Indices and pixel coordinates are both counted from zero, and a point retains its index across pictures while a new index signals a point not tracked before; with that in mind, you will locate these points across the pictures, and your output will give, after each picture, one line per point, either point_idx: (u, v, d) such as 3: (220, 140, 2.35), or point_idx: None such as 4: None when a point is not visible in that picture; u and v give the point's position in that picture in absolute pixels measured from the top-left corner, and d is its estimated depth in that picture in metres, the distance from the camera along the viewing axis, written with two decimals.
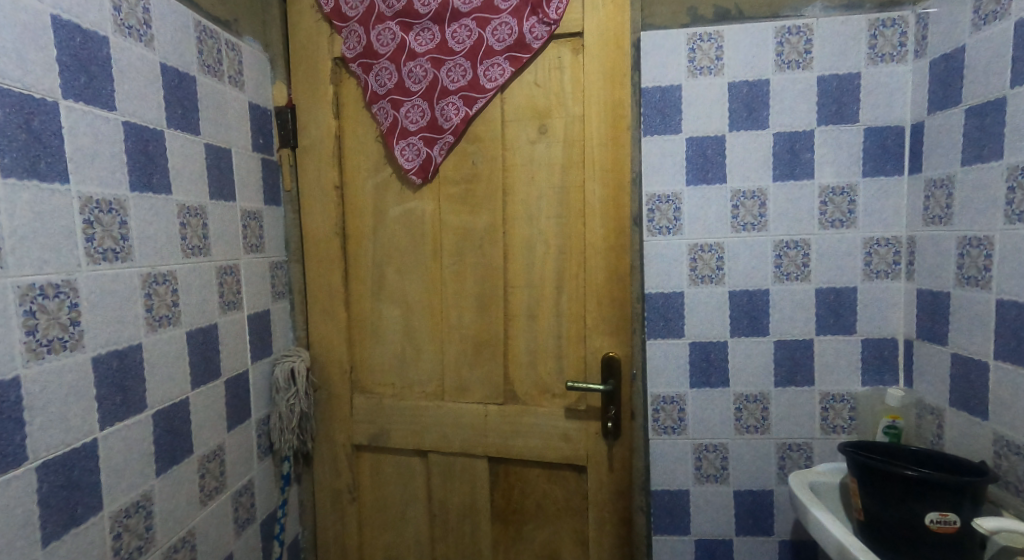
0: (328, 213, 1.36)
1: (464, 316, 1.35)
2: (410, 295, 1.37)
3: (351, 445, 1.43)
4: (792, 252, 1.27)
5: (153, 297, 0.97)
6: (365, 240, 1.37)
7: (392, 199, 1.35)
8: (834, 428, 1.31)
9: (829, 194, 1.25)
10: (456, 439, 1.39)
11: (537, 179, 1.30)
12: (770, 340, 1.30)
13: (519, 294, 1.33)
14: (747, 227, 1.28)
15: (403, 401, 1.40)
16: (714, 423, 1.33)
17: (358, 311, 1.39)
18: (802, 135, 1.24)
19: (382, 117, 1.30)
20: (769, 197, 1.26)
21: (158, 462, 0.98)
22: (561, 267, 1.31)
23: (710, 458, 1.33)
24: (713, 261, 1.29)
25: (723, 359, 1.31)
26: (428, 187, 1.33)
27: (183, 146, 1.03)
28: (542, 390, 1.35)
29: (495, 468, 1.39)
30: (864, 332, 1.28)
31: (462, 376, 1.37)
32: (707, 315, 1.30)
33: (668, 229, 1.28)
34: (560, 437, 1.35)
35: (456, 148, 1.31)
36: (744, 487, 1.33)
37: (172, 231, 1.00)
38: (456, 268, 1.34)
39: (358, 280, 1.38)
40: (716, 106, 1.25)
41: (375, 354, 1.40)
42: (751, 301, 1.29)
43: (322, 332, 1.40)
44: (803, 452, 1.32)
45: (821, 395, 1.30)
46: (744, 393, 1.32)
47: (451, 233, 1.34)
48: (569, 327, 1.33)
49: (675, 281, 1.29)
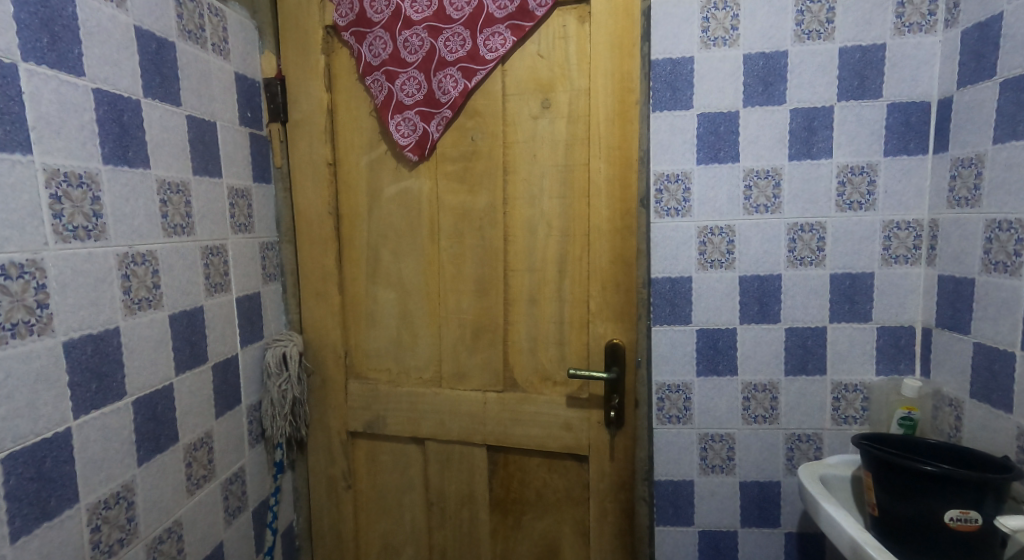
0: (321, 192, 1.30)
1: (462, 300, 1.30)
2: (406, 278, 1.31)
3: (346, 431, 1.39)
4: (806, 235, 1.23)
5: (131, 278, 0.91)
6: (360, 221, 1.31)
7: (387, 177, 1.29)
8: (846, 418, 1.27)
9: (847, 174, 1.20)
10: (453, 427, 1.34)
11: (539, 157, 1.23)
12: (782, 327, 1.26)
13: (520, 279, 1.27)
14: (761, 208, 1.22)
15: (399, 387, 1.35)
16: (720, 412, 1.29)
17: (353, 294, 1.34)
18: (820, 111, 1.18)
19: (376, 90, 1.24)
20: (784, 176, 1.21)
21: (139, 452, 0.93)
22: (563, 250, 1.25)
23: (716, 448, 1.30)
24: (723, 244, 1.24)
25: (731, 347, 1.27)
26: (425, 165, 1.27)
27: (162, 117, 0.97)
28: (542, 378, 1.30)
29: (495, 457, 1.35)
30: (880, 320, 1.23)
31: (460, 363, 1.32)
32: (716, 302, 1.26)
33: (677, 210, 1.23)
34: (562, 426, 1.30)
35: (454, 123, 1.24)
36: (750, 478, 1.30)
37: (151, 208, 0.95)
38: (454, 250, 1.29)
39: (352, 261, 1.33)
40: (730, 80, 1.19)
41: (370, 339, 1.35)
42: (762, 286, 1.25)
43: (315, 316, 1.35)
44: (812, 443, 1.28)
45: (833, 385, 1.26)
46: (753, 381, 1.28)
47: (449, 214, 1.28)
48: (572, 313, 1.27)
49: (683, 265, 1.24)
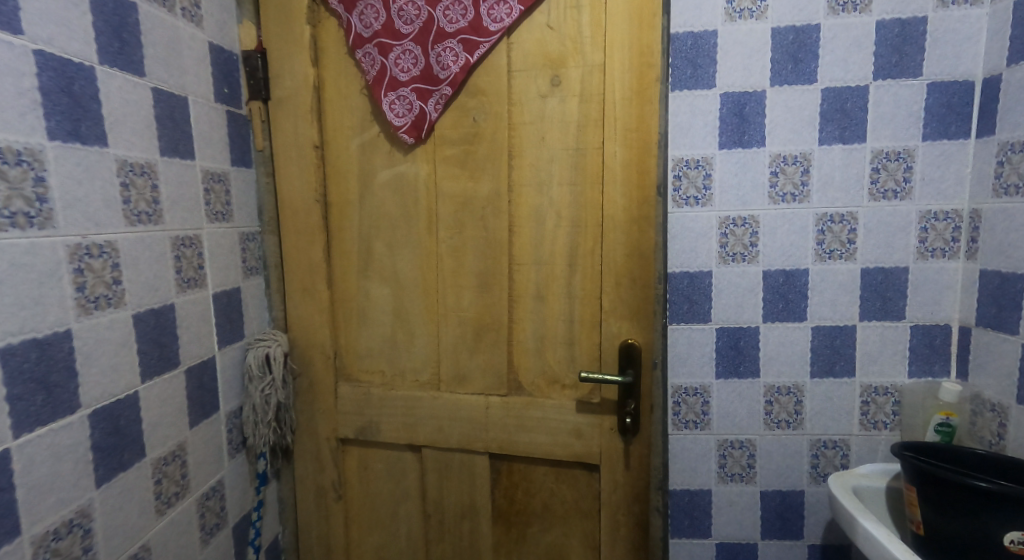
0: (308, 178, 1.19)
1: (463, 297, 1.19)
2: (402, 272, 1.21)
3: (336, 438, 1.28)
4: (836, 227, 1.13)
5: (85, 273, 0.80)
6: (351, 209, 1.20)
7: (380, 162, 1.17)
8: (875, 424, 1.19)
9: (882, 159, 1.10)
10: (453, 433, 1.23)
11: (548, 139, 1.12)
12: (808, 325, 1.18)
13: (526, 273, 1.17)
14: (787, 197, 1.13)
15: (394, 391, 1.24)
16: (741, 417, 1.21)
17: (343, 289, 1.23)
18: (853, 91, 1.09)
19: (368, 65, 1.12)
20: (813, 162, 1.12)
21: (98, 471, 0.82)
22: (573, 242, 1.14)
23: (736, 456, 1.22)
24: (746, 236, 1.15)
25: (753, 347, 1.19)
26: (422, 148, 1.16)
27: (122, 88, 0.85)
28: (550, 381, 1.19)
29: (498, 466, 1.24)
30: (914, 319, 1.15)
31: (460, 364, 1.21)
32: (738, 298, 1.17)
33: (696, 199, 1.13)
34: (571, 433, 1.19)
35: (454, 102, 1.13)
36: (772, 487, 1.22)
37: (109, 192, 0.83)
38: (454, 242, 1.18)
39: (342, 254, 1.22)
40: (757, 57, 1.09)
41: (362, 338, 1.24)
42: (788, 281, 1.16)
43: (302, 313, 1.24)
44: (839, 450, 1.20)
45: (862, 387, 1.18)
46: (776, 384, 1.20)
47: (449, 202, 1.17)
48: (583, 311, 1.17)
49: (702, 260, 1.15)
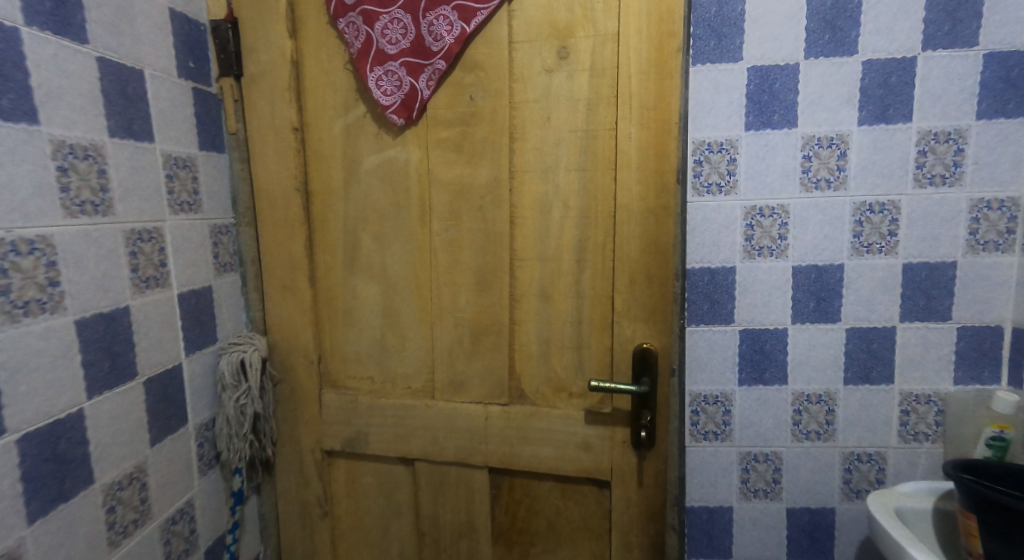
0: (287, 164, 1.07)
1: (459, 296, 1.07)
2: (391, 268, 1.09)
3: (321, 450, 1.17)
4: (876, 217, 1.02)
5: (10, 273, 0.69)
6: (335, 199, 1.08)
7: (367, 146, 1.05)
8: (915, 436, 1.08)
9: (930, 141, 0.98)
10: (448, 446, 1.12)
11: (554, 120, 1.00)
12: (842, 327, 1.06)
13: (529, 270, 1.05)
14: (821, 184, 1.01)
15: (384, 399, 1.13)
16: (766, 428, 1.10)
17: (328, 288, 1.12)
18: (899, 64, 0.96)
19: (352, 36, 1.00)
20: (852, 144, 1.00)
21: (31, 503, 0.72)
22: (582, 235, 1.02)
23: (760, 470, 1.11)
24: (775, 228, 1.03)
25: (780, 351, 1.08)
26: (413, 130, 1.04)
27: (57, 56, 0.74)
28: (556, 389, 1.07)
29: (498, 481, 1.13)
30: (962, 320, 1.03)
31: (457, 370, 1.10)
32: (764, 296, 1.06)
33: (719, 186, 1.02)
34: (579, 446, 1.08)
35: (449, 77, 1.01)
36: (799, 504, 1.12)
37: (41, 177, 0.72)
38: (449, 236, 1.06)
39: (327, 249, 1.10)
40: (790, 25, 0.97)
41: (349, 341, 1.13)
42: (820, 279, 1.04)
43: (283, 314, 1.13)
44: (874, 464, 1.10)
45: (901, 396, 1.07)
46: (805, 391, 1.09)
47: (444, 191, 1.05)
48: (592, 312, 1.05)
49: (725, 254, 1.04)
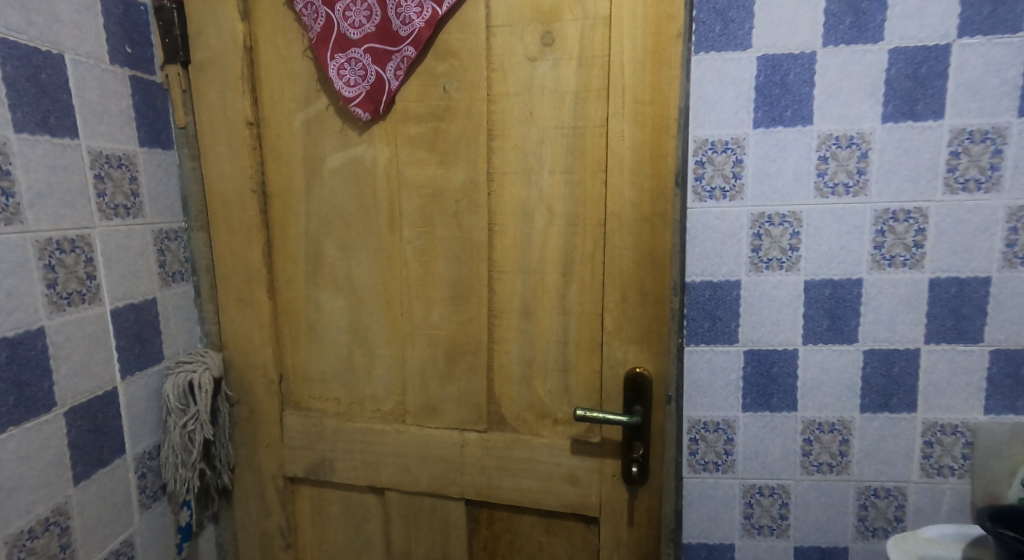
0: (241, 163, 0.96)
1: (433, 311, 0.96)
2: (358, 279, 0.98)
3: (283, 477, 1.06)
4: (899, 226, 0.90)
5: None
6: (296, 201, 0.97)
7: (330, 143, 0.94)
8: (940, 469, 0.97)
9: (963, 141, 0.86)
10: (421, 476, 1.02)
11: (537, 115, 0.89)
12: (859, 349, 0.95)
13: (509, 284, 0.94)
14: (839, 189, 0.90)
15: (351, 422, 1.02)
16: (773, 459, 0.99)
17: (289, 300, 1.01)
18: (931, 52, 0.85)
19: (310, 20, 0.89)
20: (874, 144, 0.88)
21: None
22: (569, 245, 0.92)
23: (765, 504, 1.00)
24: (785, 238, 0.91)
25: (790, 375, 0.96)
26: (381, 126, 0.93)
27: None
28: (539, 415, 0.97)
29: (476, 514, 1.02)
30: (995, 342, 0.92)
31: (430, 393, 0.99)
32: (772, 314, 0.94)
33: (723, 190, 0.90)
34: (564, 479, 0.97)
35: (420, 66, 0.90)
36: (808, 542, 1.01)
37: None
38: (421, 244, 0.95)
39: (287, 257, 1.00)
40: (807, 8, 0.85)
41: (313, 359, 1.02)
42: (836, 295, 0.93)
43: (239, 328, 1.02)
44: (892, 500, 0.99)
45: (924, 425, 0.96)
46: (817, 419, 0.98)
47: (414, 195, 0.94)
48: (579, 331, 0.94)
49: (729, 267, 0.92)
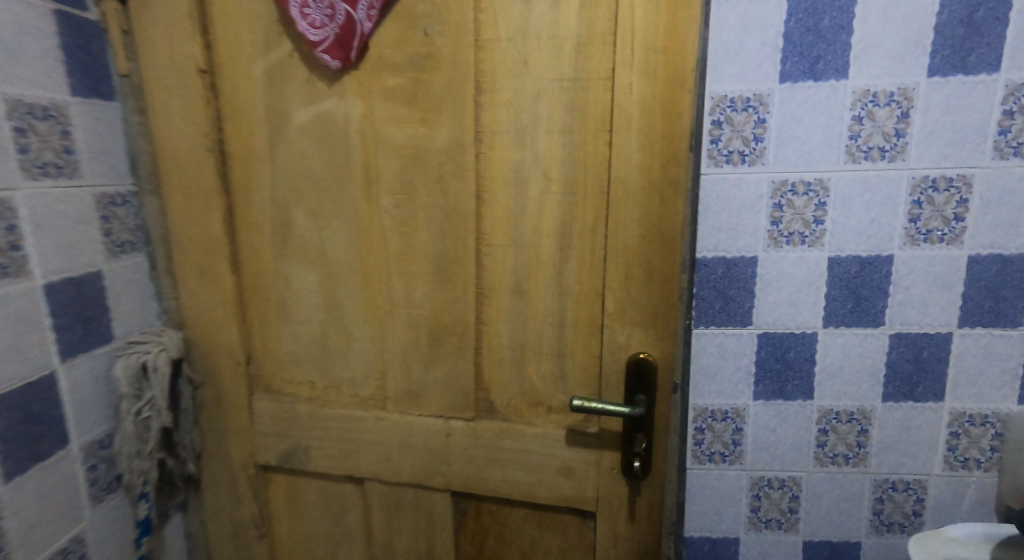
0: (196, 118, 0.84)
1: (415, 288, 0.86)
2: (331, 252, 0.88)
3: (255, 464, 0.98)
4: (939, 196, 0.80)
5: None
6: (259, 163, 0.86)
7: (296, 96, 0.83)
8: (965, 462, 0.89)
9: (1020, 98, 0.76)
10: (404, 465, 0.93)
11: (533, 65, 0.77)
12: (885, 333, 0.86)
13: (499, 259, 0.84)
14: (874, 154, 0.79)
15: (326, 408, 0.94)
16: (784, 450, 0.91)
17: (255, 274, 0.91)
18: None
19: None
20: (917, 102, 0.77)
21: None
22: (567, 217, 0.81)
23: (773, 498, 0.93)
24: (809, 209, 0.82)
25: (807, 361, 0.88)
26: (353, 76, 0.81)
27: None
28: (531, 402, 0.88)
29: (463, 505, 0.95)
30: None
31: (413, 377, 0.90)
32: (791, 294, 0.85)
33: (743, 154, 0.81)
34: (558, 471, 0.89)
35: (397, 6, 0.77)
36: (818, 537, 0.94)
37: None
38: (400, 214, 0.84)
39: (251, 226, 0.89)
40: None
41: (283, 339, 0.93)
42: (864, 273, 0.84)
43: (201, 304, 0.92)
44: (911, 493, 0.91)
45: (951, 415, 0.88)
46: (834, 408, 0.89)
47: (392, 157, 0.82)
48: (578, 312, 0.84)
49: (746, 242, 0.83)
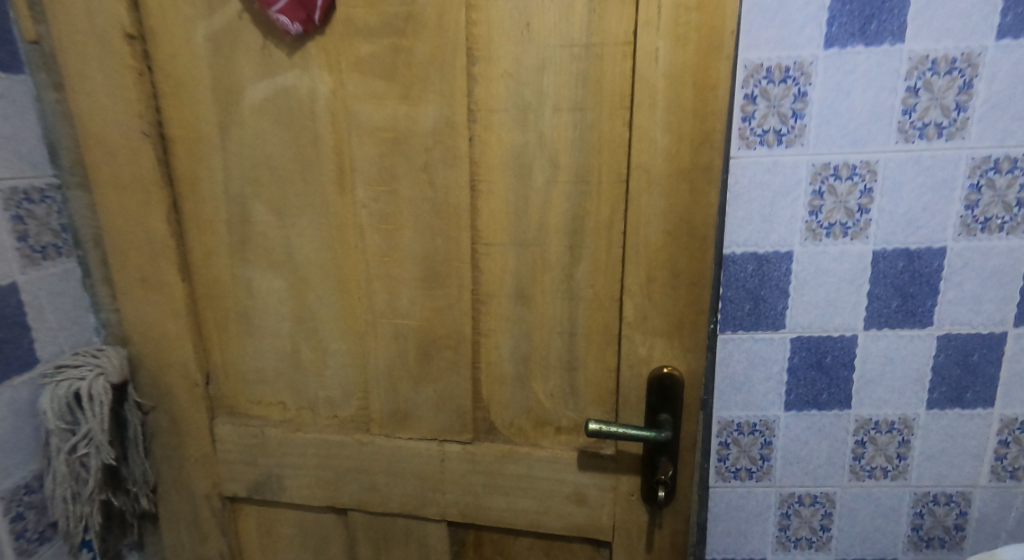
0: (126, 96, 0.70)
1: (399, 296, 0.74)
2: (299, 254, 0.75)
3: (221, 496, 0.86)
4: (1001, 179, 0.70)
5: None
6: (208, 149, 0.72)
7: (249, 68, 0.68)
8: (1013, 472, 0.81)
9: None
10: (391, 494, 0.82)
11: (537, 28, 0.64)
12: (934, 335, 0.76)
13: (498, 260, 0.72)
14: (930, 133, 0.69)
15: (301, 432, 0.81)
16: (817, 464, 0.82)
17: (209, 281, 0.77)
18: None
19: None
20: (982, 70, 0.66)
21: None
22: (577, 210, 0.69)
23: (804, 515, 0.84)
24: (853, 197, 0.71)
25: (845, 367, 0.78)
26: (318, 44, 0.67)
27: None
28: (537, 422, 0.77)
29: (461, 536, 0.84)
30: None
31: (399, 396, 0.78)
32: (830, 293, 0.75)
33: (779, 134, 0.69)
34: (569, 498, 0.79)
35: None
36: (851, 555, 0.86)
37: None
38: (379, 208, 0.71)
39: (202, 225, 0.75)
40: None
41: (246, 354, 0.80)
42: (913, 269, 0.73)
43: (146, 317, 0.78)
44: (954, 507, 0.83)
45: (1001, 423, 0.79)
46: (874, 418, 0.80)
47: (368, 141, 0.69)
48: (591, 320, 0.73)
49: (781, 235, 0.72)
